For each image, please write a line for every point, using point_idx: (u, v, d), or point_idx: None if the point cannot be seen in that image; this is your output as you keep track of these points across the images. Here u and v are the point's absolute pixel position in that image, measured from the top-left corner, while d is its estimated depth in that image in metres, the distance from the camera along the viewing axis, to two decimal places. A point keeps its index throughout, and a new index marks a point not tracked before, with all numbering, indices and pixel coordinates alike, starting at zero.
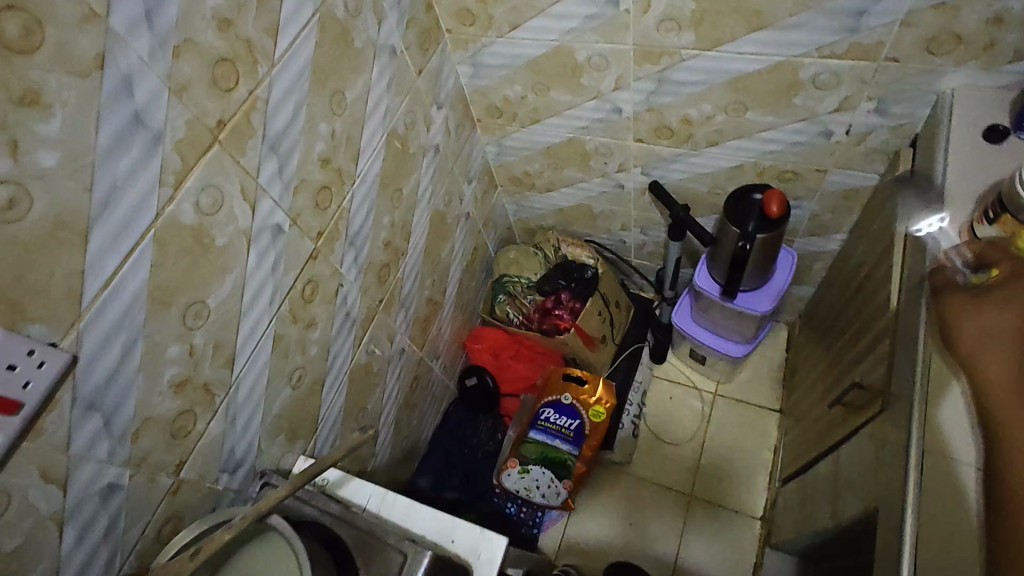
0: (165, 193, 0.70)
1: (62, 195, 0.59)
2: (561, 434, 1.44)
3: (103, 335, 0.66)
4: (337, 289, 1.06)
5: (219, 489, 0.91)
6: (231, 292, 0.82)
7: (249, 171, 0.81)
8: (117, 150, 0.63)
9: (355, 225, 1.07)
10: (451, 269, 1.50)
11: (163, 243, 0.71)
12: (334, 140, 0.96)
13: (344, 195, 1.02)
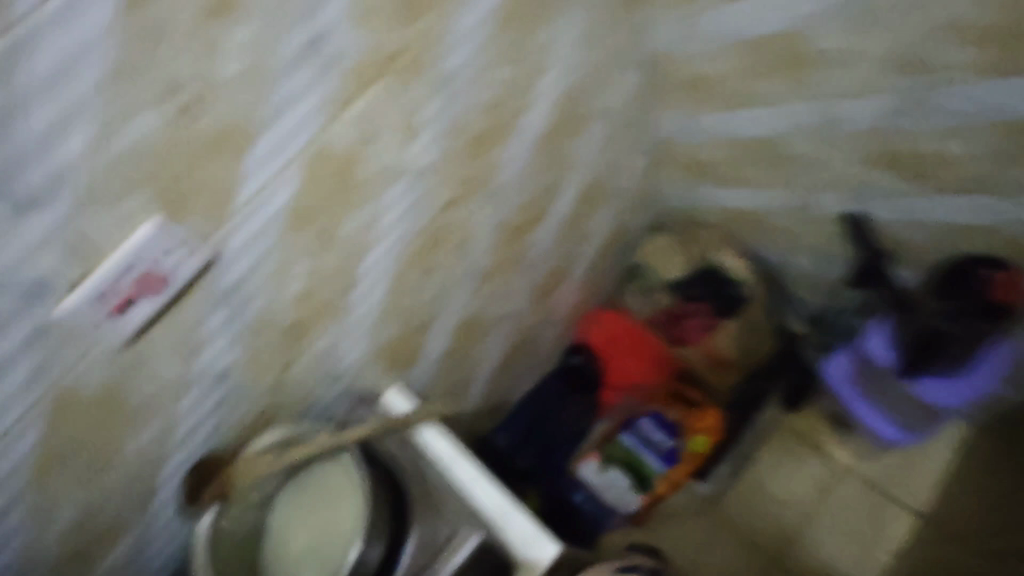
0: (326, 119, 0.74)
1: (238, 106, 0.65)
2: (653, 448, 1.43)
3: (250, 235, 0.75)
4: (464, 241, 1.07)
5: (318, 390, 1.03)
6: (364, 223, 0.87)
7: (410, 112, 0.82)
8: (292, 74, 0.67)
9: (501, 179, 1.05)
10: (588, 244, 1.42)
11: (313, 166, 0.76)
12: (504, 89, 0.94)
13: (498, 148, 1.00)
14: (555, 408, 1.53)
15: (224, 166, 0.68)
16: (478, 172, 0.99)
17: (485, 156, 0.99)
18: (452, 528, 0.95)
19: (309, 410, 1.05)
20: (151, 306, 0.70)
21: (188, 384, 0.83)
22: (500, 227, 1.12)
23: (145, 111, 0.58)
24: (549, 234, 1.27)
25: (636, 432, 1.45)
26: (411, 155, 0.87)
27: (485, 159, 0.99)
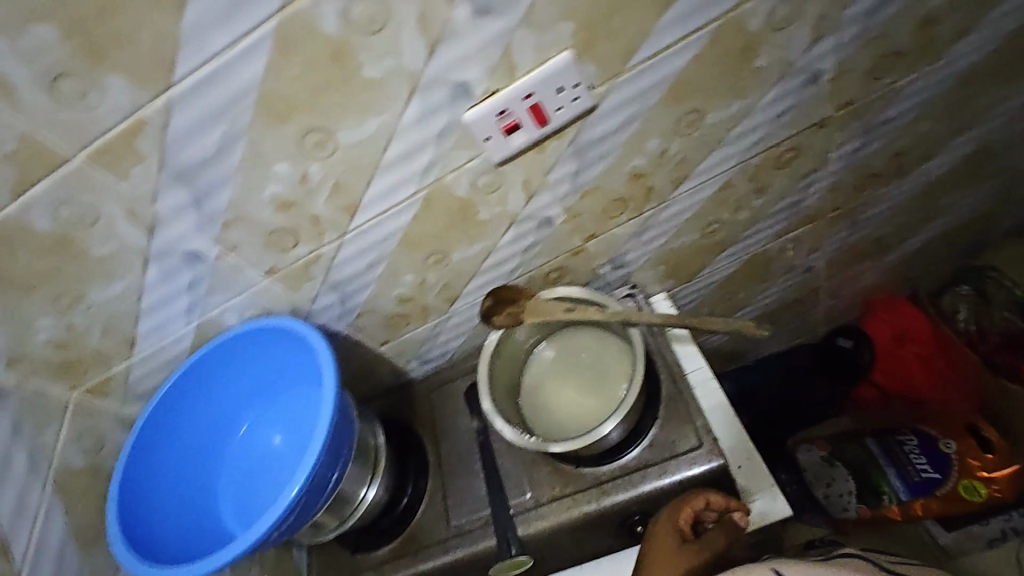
0: (457, 157, 0.63)
1: (357, 155, 0.61)
2: (903, 471, 1.07)
3: (359, 252, 0.71)
4: (611, 245, 0.83)
5: (408, 371, 0.97)
6: (477, 256, 0.77)
7: (560, 128, 0.64)
8: (426, 116, 0.59)
9: (701, 176, 0.77)
10: (835, 247, 1.00)
11: (429, 205, 0.68)
12: (733, 69, 0.65)
13: (691, 150, 0.73)
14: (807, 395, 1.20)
15: (461, 205, 0.70)
16: (744, 199, 0.83)
17: (764, 184, 0.82)
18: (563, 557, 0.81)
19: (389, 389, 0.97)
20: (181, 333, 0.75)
21: (377, 376, 0.96)
22: (747, 254, 0.95)
23: (422, 156, 0.62)
24: (828, 256, 1.03)
25: (887, 443, 1.11)
26: (657, 190, 0.76)
27: (762, 188, 0.82)
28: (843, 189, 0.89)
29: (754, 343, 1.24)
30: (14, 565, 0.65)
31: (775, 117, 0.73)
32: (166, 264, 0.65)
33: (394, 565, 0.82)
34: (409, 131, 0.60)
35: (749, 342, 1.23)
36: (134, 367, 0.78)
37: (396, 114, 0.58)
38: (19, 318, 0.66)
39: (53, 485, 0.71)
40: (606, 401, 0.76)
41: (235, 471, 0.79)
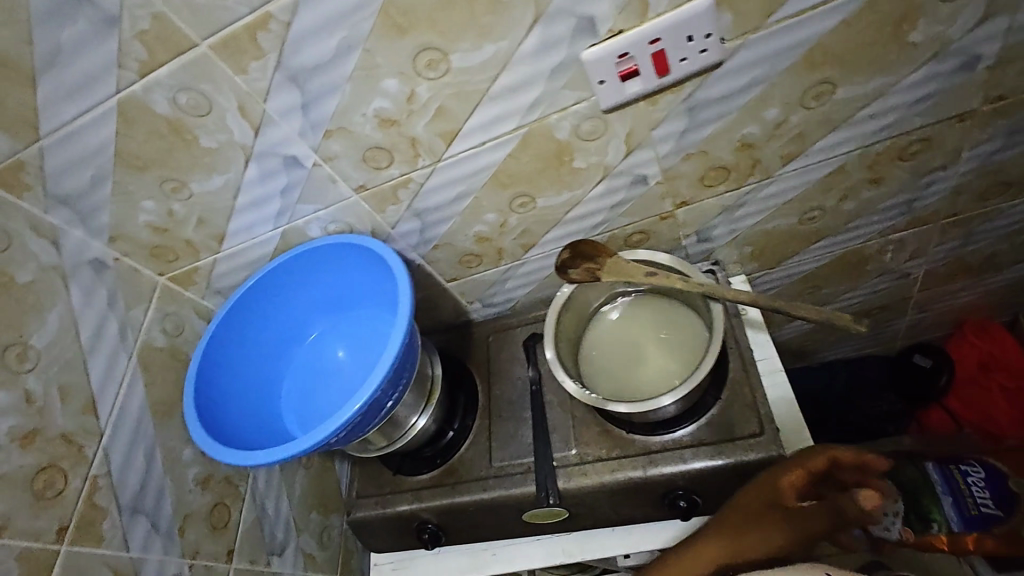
0: (562, 98, 0.61)
1: (465, 82, 0.59)
2: (960, 495, 0.89)
3: (447, 181, 0.71)
4: (699, 215, 0.80)
5: (468, 311, 0.98)
6: (563, 205, 0.76)
7: (676, 81, 0.60)
8: (541, 51, 0.57)
9: (818, 155, 0.71)
10: (939, 255, 0.94)
11: (526, 144, 0.67)
12: (877, 42, 0.59)
13: (811, 125, 0.67)
14: (867, 408, 1.16)
15: (558, 150, 0.68)
16: (855, 188, 0.78)
17: (880, 176, 0.76)
18: (592, 520, 0.81)
19: (450, 322, 0.99)
20: (266, 238, 0.78)
21: (440, 310, 0.97)
22: (842, 249, 0.90)
23: (529, 91, 0.60)
24: (929, 265, 0.96)
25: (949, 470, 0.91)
26: (764, 164, 0.72)
27: (877, 179, 0.76)
28: (965, 193, 0.82)
29: (822, 343, 1.20)
30: (99, 425, 0.69)
31: (912, 103, 0.66)
32: (266, 165, 0.67)
33: (432, 494, 0.84)
34: (522, 64, 0.58)
35: (816, 342, 1.19)
36: (220, 262, 0.82)
37: (514, 45, 0.56)
38: (128, 197, 0.70)
39: (138, 358, 0.76)
40: (672, 371, 0.73)
41: (297, 378, 0.81)
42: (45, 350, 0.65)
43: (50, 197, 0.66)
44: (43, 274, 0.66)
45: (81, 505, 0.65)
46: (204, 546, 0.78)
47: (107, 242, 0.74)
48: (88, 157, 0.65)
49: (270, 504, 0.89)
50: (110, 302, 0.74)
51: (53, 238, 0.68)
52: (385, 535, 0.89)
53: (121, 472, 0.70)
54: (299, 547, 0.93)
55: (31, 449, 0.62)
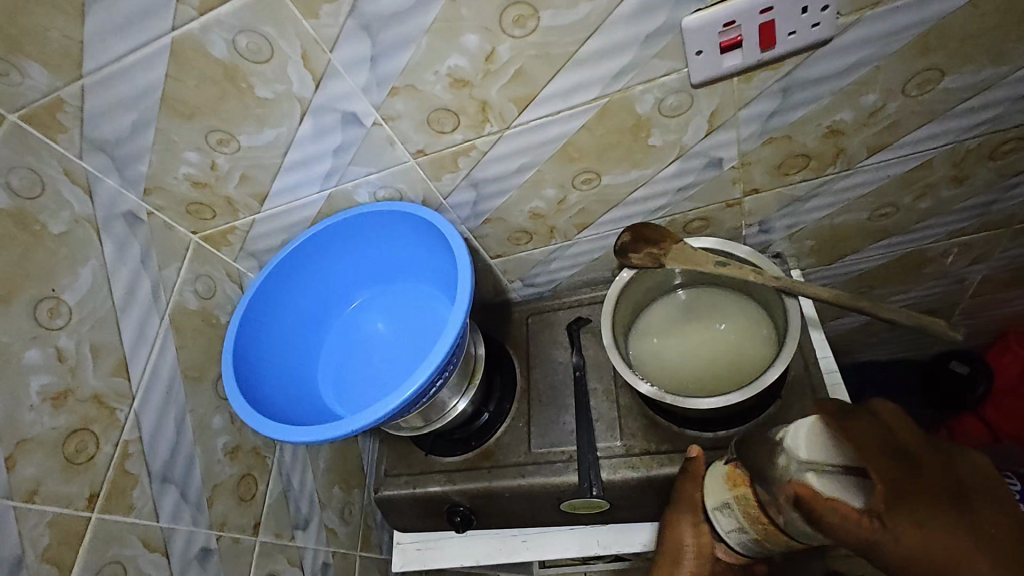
0: (653, 68, 0.57)
1: (552, 44, 0.55)
2: None
3: (513, 150, 0.66)
4: (767, 204, 0.76)
5: (507, 289, 0.94)
6: (629, 184, 0.72)
7: (778, 56, 0.56)
8: (641, 14, 0.52)
9: (905, 147, 0.67)
10: (1002, 260, 0.90)
11: (604, 116, 0.62)
12: (999, 28, 0.55)
13: (906, 115, 0.63)
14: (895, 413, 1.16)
15: (635, 125, 0.63)
16: (935, 186, 0.74)
17: (964, 175, 0.72)
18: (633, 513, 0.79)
19: (488, 300, 0.95)
20: (310, 200, 0.73)
21: (479, 287, 0.93)
22: (905, 249, 0.86)
23: (619, 57, 0.56)
24: (988, 271, 0.93)
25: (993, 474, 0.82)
26: (848, 154, 0.68)
27: (960, 178, 0.73)
28: None
29: (860, 344, 1.17)
30: (131, 387, 0.65)
31: (1018, 98, 0.62)
32: (323, 121, 0.62)
33: (466, 476, 0.81)
34: (617, 26, 0.53)
35: (855, 342, 1.16)
36: (258, 224, 0.77)
37: (612, 4, 0.51)
38: (170, 146, 0.65)
39: (170, 319, 0.72)
40: (737, 371, 0.69)
41: (335, 349, 0.78)
42: (79, 306, 0.61)
43: (87, 141, 0.61)
44: (77, 223, 0.62)
45: (113, 471, 0.61)
46: (232, 518, 0.75)
47: (142, 194, 0.69)
48: (132, 100, 0.60)
49: (296, 477, 0.86)
50: (143, 258, 0.70)
51: (87, 185, 0.63)
52: (413, 515, 0.86)
53: (153, 438, 0.67)
54: (322, 522, 0.90)
55: (62, 410, 0.58)
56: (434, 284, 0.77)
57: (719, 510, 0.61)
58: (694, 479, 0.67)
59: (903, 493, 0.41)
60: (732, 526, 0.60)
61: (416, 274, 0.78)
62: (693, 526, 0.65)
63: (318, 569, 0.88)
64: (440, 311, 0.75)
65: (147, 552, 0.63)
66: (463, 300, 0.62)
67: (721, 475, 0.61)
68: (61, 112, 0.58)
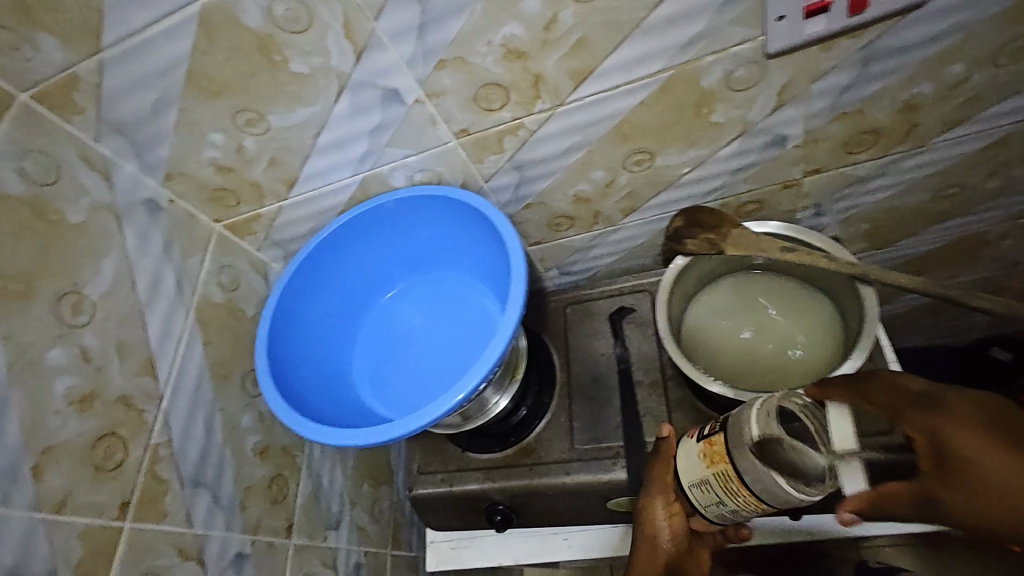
0: (726, 37, 0.53)
1: (620, 11, 0.50)
2: None
3: (563, 129, 0.62)
4: (827, 185, 0.72)
5: (541, 276, 0.90)
6: (684, 164, 0.67)
7: (863, 24, 0.51)
8: None
9: (982, 121, 0.64)
10: None
11: (667, 90, 0.57)
12: None
13: (988, 87, 0.59)
14: None
15: (699, 100, 0.59)
16: (1006, 164, 0.70)
17: None
18: None
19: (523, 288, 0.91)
20: (341, 185, 0.69)
21: None
22: (963, 232, 0.82)
23: (691, 24, 0.51)
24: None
25: None
26: (921, 129, 0.64)
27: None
28: None
29: (899, 331, 1.13)
30: (158, 387, 0.61)
31: None
32: (361, 98, 0.58)
33: (506, 474, 0.76)
34: None
35: (894, 329, 1.12)
36: (284, 211, 0.72)
37: None
38: (194, 128, 0.60)
39: (195, 314, 0.68)
40: (802, 364, 0.66)
41: (370, 343, 0.74)
42: (103, 301, 0.57)
43: (105, 122, 0.57)
44: (96, 212, 0.57)
45: (143, 477, 0.57)
46: (265, 522, 0.71)
47: (162, 180, 0.65)
48: (154, 77, 0.55)
49: (326, 475, 0.82)
50: (165, 248, 0.65)
51: (105, 171, 0.59)
52: (449, 513, 0.82)
53: (183, 440, 0.63)
54: (353, 521, 0.86)
55: (89, 414, 0.54)
56: (474, 273, 0.73)
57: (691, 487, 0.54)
58: (666, 461, 0.58)
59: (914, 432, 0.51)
60: (708, 501, 0.53)
61: (457, 263, 0.74)
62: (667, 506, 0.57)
63: (351, 570, 0.84)
64: (482, 302, 0.72)
65: (181, 561, 0.59)
66: (517, 289, 0.59)
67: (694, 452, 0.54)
68: (77, 90, 0.53)
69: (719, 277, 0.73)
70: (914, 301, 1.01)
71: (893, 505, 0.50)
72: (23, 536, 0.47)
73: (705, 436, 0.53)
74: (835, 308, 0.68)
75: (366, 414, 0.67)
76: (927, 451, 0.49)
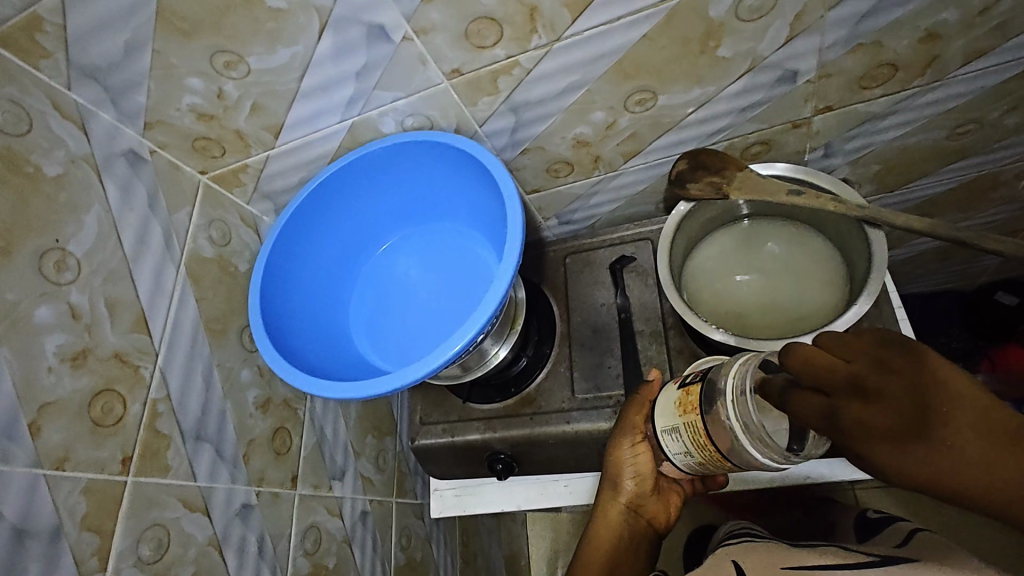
0: None
1: None
2: None
3: (560, 67, 0.58)
4: (837, 124, 0.69)
5: (541, 226, 0.88)
6: (689, 104, 0.64)
7: None
8: None
9: (1005, 52, 0.60)
10: None
11: (671, 21, 0.54)
12: None
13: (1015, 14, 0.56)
14: (936, 345, 1.13)
15: (705, 32, 0.55)
16: None
17: None
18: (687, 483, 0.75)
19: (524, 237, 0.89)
20: (329, 132, 0.66)
21: None
22: (978, 172, 0.79)
23: None
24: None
25: None
26: (941, 61, 0.61)
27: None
28: None
29: (904, 277, 1.11)
30: (153, 343, 0.60)
31: None
32: (345, 36, 0.54)
33: (507, 423, 0.77)
34: None
35: (901, 274, 1.11)
36: (273, 160, 0.70)
37: None
38: (170, 72, 0.57)
39: (187, 269, 0.66)
40: (808, 308, 0.65)
41: (366, 295, 0.74)
42: (89, 257, 0.55)
43: (75, 67, 0.53)
44: (74, 164, 0.55)
45: (144, 432, 0.57)
46: (269, 473, 0.72)
47: (142, 129, 0.62)
48: (121, 16, 0.51)
49: (329, 427, 0.83)
50: (150, 201, 0.63)
51: (81, 120, 0.56)
52: (452, 462, 0.83)
53: (182, 395, 0.62)
54: (357, 471, 0.87)
55: (82, 371, 0.53)
56: (471, 223, 0.71)
57: (664, 433, 0.59)
58: (638, 406, 0.66)
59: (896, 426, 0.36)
60: (678, 450, 0.58)
61: (452, 212, 0.72)
62: (632, 447, 0.66)
63: (358, 518, 0.85)
64: (478, 253, 0.71)
65: (188, 512, 0.60)
66: (513, 235, 0.56)
67: (672, 398, 0.59)
68: (40, 31, 0.49)
69: (724, 223, 0.71)
70: (923, 245, 0.99)
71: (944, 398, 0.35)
72: (25, 492, 0.47)
73: (684, 385, 0.57)
74: (842, 253, 0.67)
75: (365, 366, 0.67)
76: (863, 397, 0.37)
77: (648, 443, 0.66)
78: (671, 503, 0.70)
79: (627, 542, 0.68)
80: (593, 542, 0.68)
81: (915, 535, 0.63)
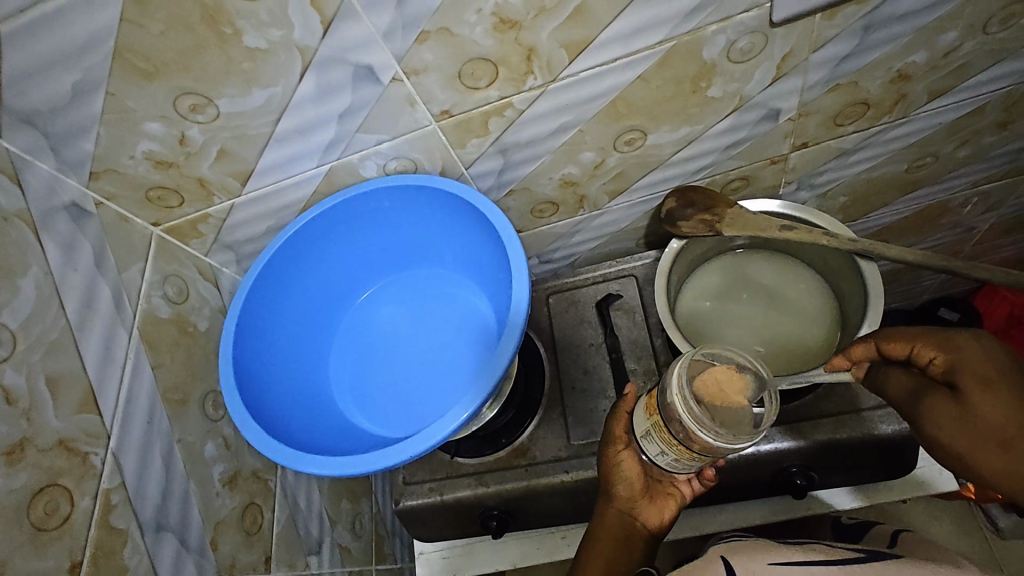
0: (731, 8, 0.49)
1: None
2: None
3: (553, 108, 0.57)
4: (812, 160, 0.71)
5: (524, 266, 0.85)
6: (676, 143, 0.64)
7: None
8: None
9: (960, 90, 0.64)
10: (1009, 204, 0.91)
11: (667, 62, 0.54)
12: None
13: (970, 57, 0.60)
14: None
15: (697, 73, 0.55)
16: (978, 132, 0.71)
17: (1010, 118, 0.70)
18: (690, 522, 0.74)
19: None
20: (303, 177, 0.61)
21: None
22: (930, 201, 0.84)
23: None
24: (996, 220, 0.93)
25: None
26: (908, 100, 0.64)
27: (1006, 123, 0.71)
28: None
29: None
30: (104, 423, 0.52)
31: None
32: (329, 76, 0.50)
33: (500, 477, 0.72)
34: None
35: None
36: (238, 209, 0.64)
37: None
38: (126, 116, 0.51)
39: (141, 333, 0.58)
40: (800, 341, 0.66)
41: (346, 349, 0.68)
42: (26, 329, 0.47)
43: (10, 112, 0.46)
44: (8, 222, 0.47)
45: (95, 531, 0.49)
46: (239, 558, 0.63)
47: (87, 180, 0.55)
48: (72, 56, 0.45)
49: (302, 497, 0.75)
50: (98, 260, 0.55)
51: (14, 172, 0.48)
52: (441, 522, 0.76)
53: (139, 480, 0.54)
54: (334, 541, 0.79)
55: (20, 467, 0.44)
56: (459, 268, 0.68)
57: (641, 438, 0.55)
58: (619, 415, 0.62)
59: (985, 379, 0.43)
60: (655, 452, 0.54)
61: (438, 256, 0.69)
62: (617, 460, 0.60)
63: None
64: (468, 298, 0.67)
65: None
66: (520, 280, 0.54)
67: (642, 405, 0.55)
68: None
69: (712, 258, 0.72)
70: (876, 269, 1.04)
71: (992, 412, 0.41)
72: None
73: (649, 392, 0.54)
74: (830, 284, 0.68)
75: (352, 429, 0.61)
76: (951, 370, 0.45)
77: (633, 449, 0.60)
78: (667, 507, 0.61)
79: (625, 543, 0.59)
80: (592, 547, 0.60)
81: (899, 537, 0.62)
